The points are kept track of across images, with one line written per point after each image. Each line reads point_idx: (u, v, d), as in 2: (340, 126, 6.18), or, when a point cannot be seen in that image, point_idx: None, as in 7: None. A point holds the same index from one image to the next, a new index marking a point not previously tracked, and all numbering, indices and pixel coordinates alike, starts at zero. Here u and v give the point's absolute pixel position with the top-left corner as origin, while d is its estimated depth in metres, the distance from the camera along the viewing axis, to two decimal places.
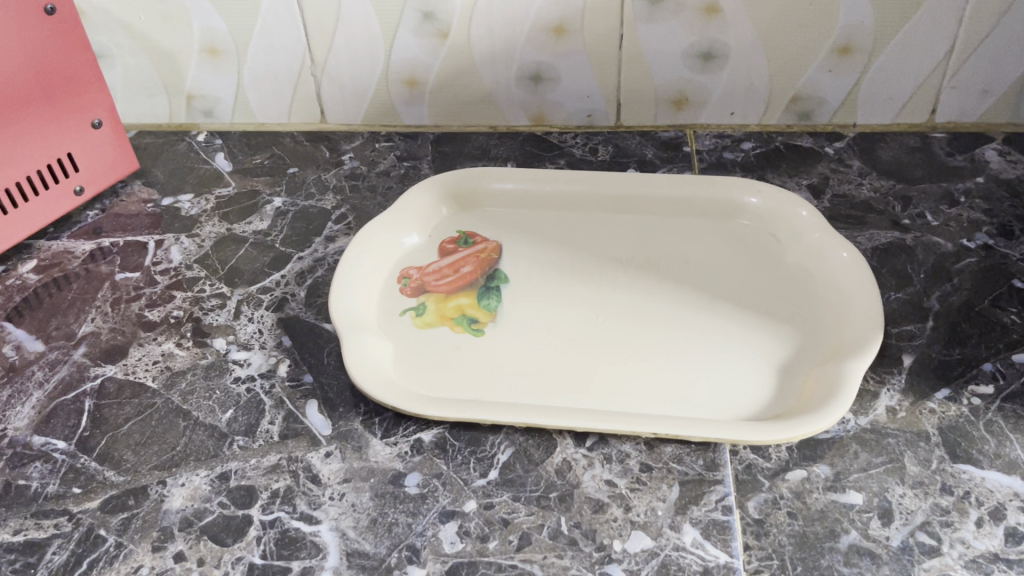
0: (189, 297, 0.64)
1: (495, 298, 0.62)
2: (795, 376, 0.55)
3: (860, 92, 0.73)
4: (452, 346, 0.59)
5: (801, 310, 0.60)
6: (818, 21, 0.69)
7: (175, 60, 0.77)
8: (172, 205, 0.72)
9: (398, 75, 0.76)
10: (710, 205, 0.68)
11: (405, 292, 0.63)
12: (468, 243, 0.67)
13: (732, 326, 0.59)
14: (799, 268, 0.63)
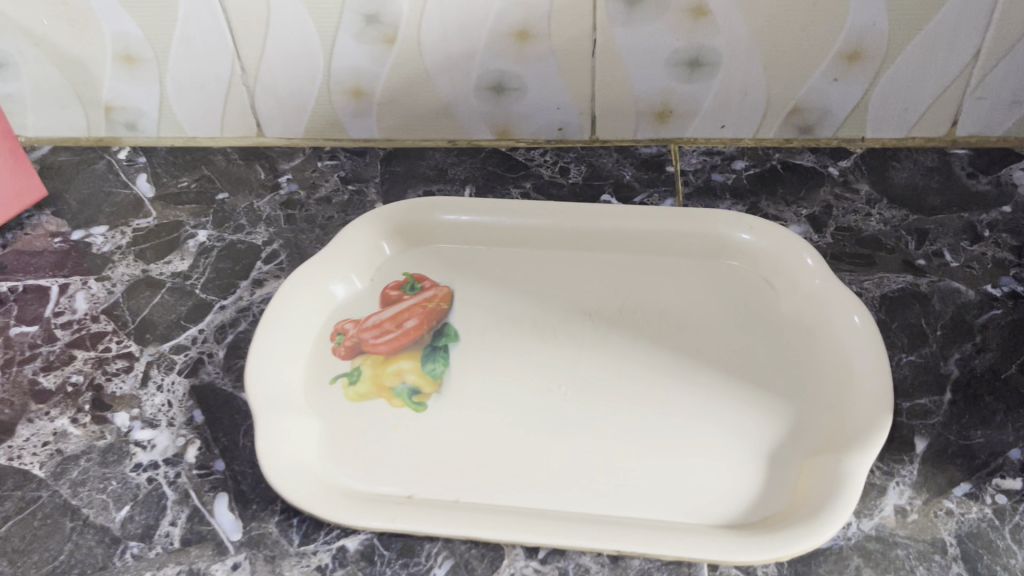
0: (91, 359, 0.55)
1: (442, 361, 0.54)
2: (789, 468, 0.47)
3: (871, 103, 0.63)
4: (389, 425, 0.51)
5: (799, 381, 0.51)
6: (824, 24, 0.59)
7: (87, 68, 0.67)
8: (82, 240, 0.63)
9: (341, 85, 0.66)
10: (697, 243, 0.59)
11: (339, 354, 0.54)
12: (415, 290, 0.58)
13: (717, 402, 0.51)
14: (798, 327, 0.54)
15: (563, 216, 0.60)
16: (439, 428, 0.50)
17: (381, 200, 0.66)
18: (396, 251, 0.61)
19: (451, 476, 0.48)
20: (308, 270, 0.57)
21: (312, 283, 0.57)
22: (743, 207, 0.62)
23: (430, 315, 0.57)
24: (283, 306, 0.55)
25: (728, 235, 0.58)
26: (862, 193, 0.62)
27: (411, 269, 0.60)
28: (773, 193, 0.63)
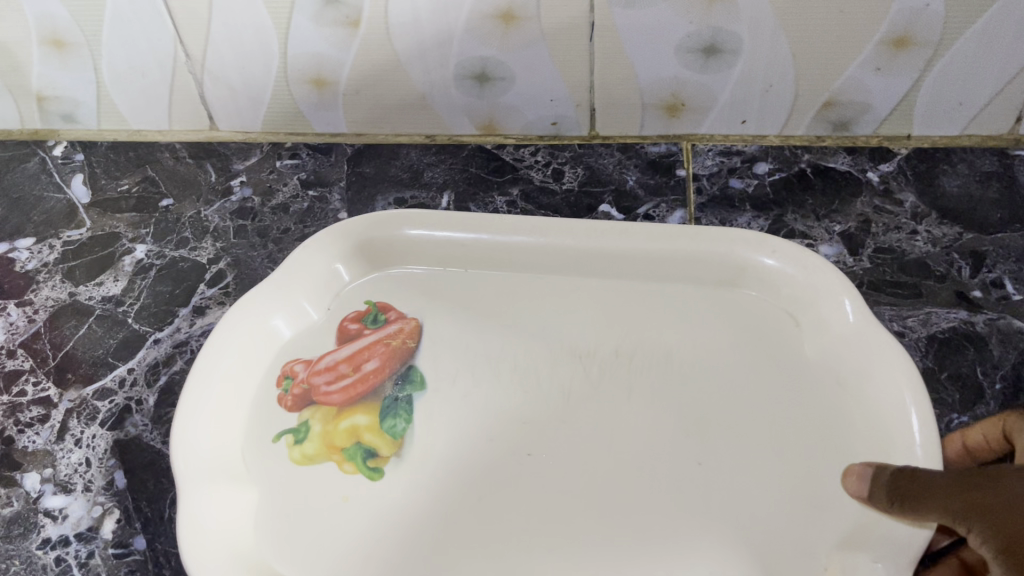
0: (3, 405, 0.48)
1: (404, 416, 0.46)
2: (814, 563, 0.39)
3: (919, 97, 0.54)
4: (338, 497, 0.43)
5: (827, 446, 0.43)
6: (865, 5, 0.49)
7: (11, 52, 0.58)
8: (5, 254, 0.56)
9: (300, 74, 0.57)
10: (711, 272, 0.50)
11: (285, 404, 0.47)
12: (377, 322, 0.50)
13: (729, 473, 0.43)
14: (825, 372, 0.45)
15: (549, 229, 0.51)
16: (398, 501, 0.43)
17: (346, 209, 0.58)
18: (361, 271, 0.53)
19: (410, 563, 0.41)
20: (255, 300, 0.49)
21: (262, 317, 0.49)
22: (765, 222, 0.54)
23: (393, 355, 0.49)
24: (222, 347, 0.47)
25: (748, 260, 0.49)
26: (908, 206, 0.54)
27: (375, 298, 0.51)
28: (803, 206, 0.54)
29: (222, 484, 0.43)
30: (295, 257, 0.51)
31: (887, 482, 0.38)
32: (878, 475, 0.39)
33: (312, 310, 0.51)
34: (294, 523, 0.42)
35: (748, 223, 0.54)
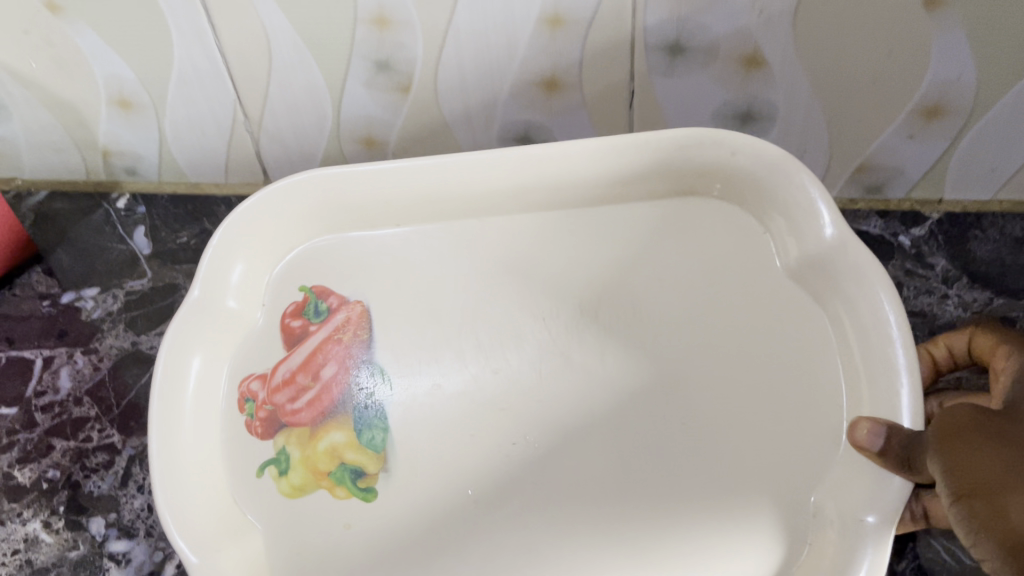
0: (70, 450, 0.51)
1: (381, 428, 0.49)
2: (802, 516, 0.43)
3: (949, 163, 0.55)
4: (343, 526, 0.46)
5: (802, 388, 0.46)
6: (898, 78, 0.51)
7: (79, 111, 0.60)
8: (72, 303, 0.59)
9: (352, 134, 0.60)
10: (669, 178, 0.51)
11: (256, 433, 0.48)
12: (320, 306, 0.51)
13: (714, 431, 0.46)
14: (797, 299, 0.48)
15: (509, 168, 0.49)
16: (419, 507, 0.46)
17: None
18: (309, 240, 0.53)
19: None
20: (178, 342, 0.48)
21: (189, 352, 0.48)
22: None
23: (347, 352, 0.50)
24: (164, 397, 0.46)
25: (711, 176, 0.50)
26: (938, 270, 0.58)
27: (310, 283, 0.52)
28: None
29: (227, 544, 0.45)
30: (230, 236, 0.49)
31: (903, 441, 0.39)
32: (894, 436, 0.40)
33: (253, 294, 0.51)
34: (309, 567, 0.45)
35: None
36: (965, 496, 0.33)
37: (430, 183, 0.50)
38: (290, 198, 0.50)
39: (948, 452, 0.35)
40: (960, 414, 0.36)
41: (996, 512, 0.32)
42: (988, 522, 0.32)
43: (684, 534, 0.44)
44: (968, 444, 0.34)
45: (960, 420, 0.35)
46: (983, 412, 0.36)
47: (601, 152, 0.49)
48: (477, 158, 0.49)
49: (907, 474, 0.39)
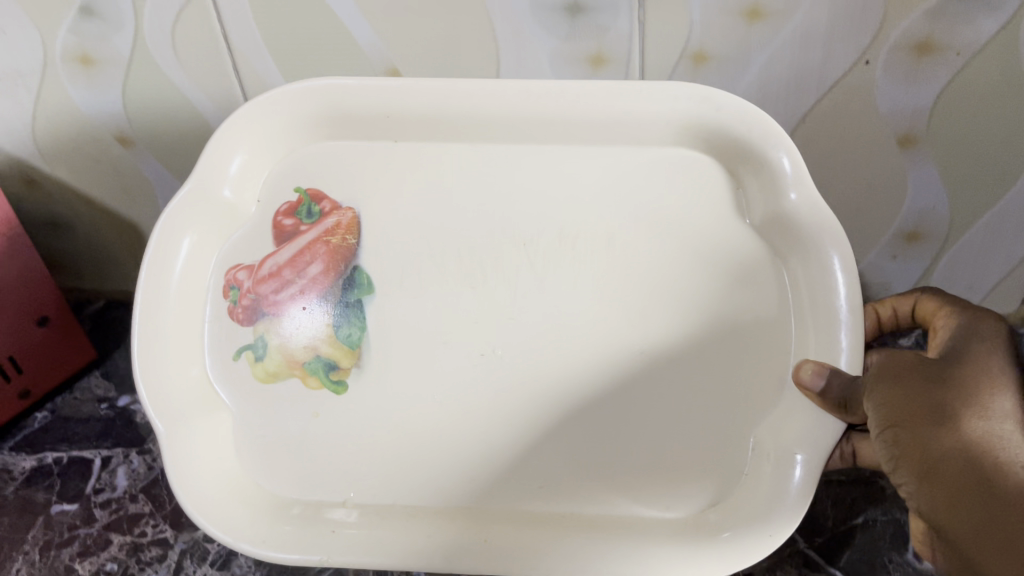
0: (127, 544, 0.55)
1: (358, 326, 0.50)
2: (744, 449, 0.46)
3: (932, 280, 0.66)
4: (312, 415, 0.49)
5: (755, 337, 0.47)
6: (881, 207, 0.62)
7: (141, 232, 0.71)
8: (128, 406, 0.65)
9: None
10: (651, 133, 0.50)
11: (236, 319, 0.50)
12: (313, 213, 0.51)
13: (666, 385, 0.47)
14: (760, 251, 0.48)
15: (485, 109, 0.50)
16: (396, 461, 0.48)
17: None
18: (302, 147, 0.53)
19: (420, 540, 0.46)
20: (168, 228, 0.49)
21: (183, 233, 0.50)
22: None
23: (339, 249, 0.51)
24: (158, 273, 0.49)
25: (689, 131, 0.49)
26: None
27: (305, 184, 0.52)
28: None
29: (192, 415, 0.49)
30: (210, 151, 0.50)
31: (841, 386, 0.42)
32: (832, 380, 0.43)
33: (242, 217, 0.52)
34: (276, 455, 0.49)
35: None
36: (893, 427, 0.38)
37: (415, 107, 0.50)
38: (280, 103, 0.51)
39: (881, 390, 0.39)
40: (903, 359, 0.39)
41: (916, 441, 0.36)
42: (903, 447, 0.37)
43: (641, 479, 0.46)
44: (901, 381, 0.38)
45: (902, 360, 0.39)
46: (918, 358, 0.39)
47: (592, 91, 0.49)
48: (466, 89, 0.49)
49: (840, 416, 0.43)
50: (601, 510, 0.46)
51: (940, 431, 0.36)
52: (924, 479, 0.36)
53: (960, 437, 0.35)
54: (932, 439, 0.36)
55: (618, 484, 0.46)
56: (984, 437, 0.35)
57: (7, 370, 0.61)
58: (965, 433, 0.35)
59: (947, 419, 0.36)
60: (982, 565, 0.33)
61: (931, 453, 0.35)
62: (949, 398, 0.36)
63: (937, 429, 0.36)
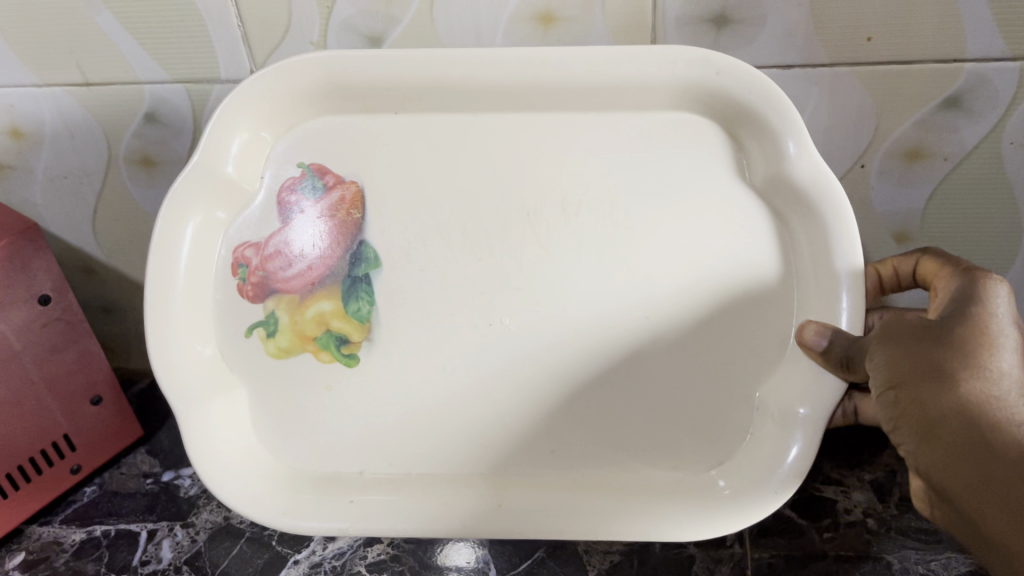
0: None
1: (365, 298, 0.57)
2: (749, 405, 0.53)
3: None
4: (324, 388, 0.57)
5: (758, 299, 0.53)
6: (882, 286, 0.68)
7: None
8: (172, 481, 0.69)
9: None
10: (653, 98, 0.54)
11: (246, 296, 0.57)
12: (318, 187, 0.57)
13: (675, 354, 0.54)
14: (761, 212, 0.54)
15: (483, 99, 0.55)
16: (422, 437, 0.55)
17: None
18: (310, 116, 0.57)
19: (439, 506, 0.53)
20: (179, 199, 0.54)
21: (187, 216, 0.55)
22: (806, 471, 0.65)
23: (344, 228, 0.57)
24: (168, 261, 0.55)
25: (688, 96, 0.53)
26: None
27: (308, 161, 0.57)
28: (834, 458, 0.66)
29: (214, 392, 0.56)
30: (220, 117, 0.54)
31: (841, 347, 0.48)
32: (834, 340, 0.49)
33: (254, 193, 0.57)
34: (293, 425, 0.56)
35: None
36: (894, 388, 0.42)
37: (416, 83, 0.54)
38: (290, 79, 0.54)
39: (885, 355, 0.43)
40: (905, 321, 0.43)
41: (915, 400, 0.40)
42: (903, 409, 0.41)
43: (653, 440, 0.54)
44: (905, 344, 0.42)
45: (904, 327, 0.43)
46: (920, 322, 0.42)
47: (590, 56, 0.52)
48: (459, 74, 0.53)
49: (845, 374, 0.48)
50: (622, 471, 0.54)
51: (938, 391, 0.39)
52: (923, 436, 0.40)
53: (957, 397, 0.39)
54: (927, 400, 0.40)
55: (630, 448, 0.54)
56: (978, 398, 0.38)
57: (63, 448, 0.65)
58: (961, 392, 0.39)
59: (945, 377, 0.39)
60: (978, 507, 0.37)
61: (928, 413, 0.39)
62: (946, 360, 0.40)
63: (933, 388, 0.40)
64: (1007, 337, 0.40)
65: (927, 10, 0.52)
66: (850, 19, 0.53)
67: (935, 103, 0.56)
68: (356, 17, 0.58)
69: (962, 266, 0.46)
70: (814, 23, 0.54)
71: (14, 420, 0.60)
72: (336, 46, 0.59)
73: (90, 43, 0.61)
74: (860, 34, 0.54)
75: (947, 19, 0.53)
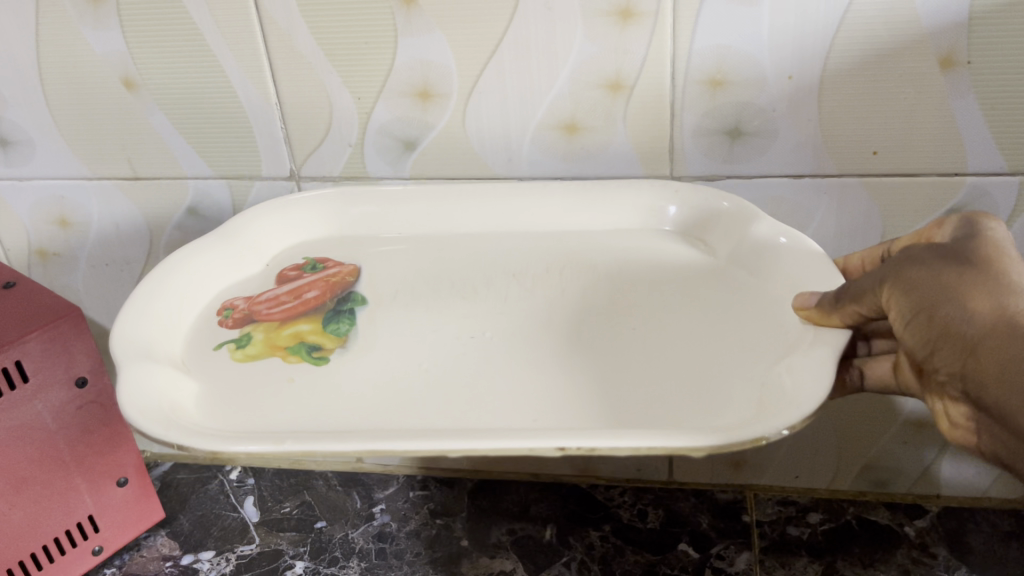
0: None
1: (348, 322, 0.53)
2: (755, 383, 0.44)
3: (940, 471, 0.71)
4: (286, 380, 0.48)
5: (744, 321, 0.49)
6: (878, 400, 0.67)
7: None
8: (191, 564, 0.69)
9: None
10: (626, 219, 0.58)
11: (226, 326, 0.53)
12: (316, 268, 0.58)
13: (654, 338, 0.48)
14: (732, 275, 0.53)
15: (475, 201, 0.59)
16: None
17: (467, 536, 0.70)
18: (317, 232, 0.61)
19: None
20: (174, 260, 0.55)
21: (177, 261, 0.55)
22: (821, 566, 0.66)
23: (337, 283, 0.56)
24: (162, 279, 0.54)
25: (655, 215, 0.58)
26: (940, 557, 0.66)
27: (313, 256, 0.59)
28: (850, 556, 0.66)
29: None
30: (241, 216, 0.59)
31: (835, 297, 0.43)
32: (828, 297, 0.44)
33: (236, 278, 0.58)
34: (235, 411, 0.46)
35: (805, 566, 0.66)
36: (927, 311, 0.39)
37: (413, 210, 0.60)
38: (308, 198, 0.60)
39: (902, 280, 0.40)
40: (917, 253, 0.41)
41: (955, 321, 0.38)
42: (938, 331, 0.39)
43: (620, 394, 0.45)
44: (927, 267, 0.40)
45: (914, 251, 0.41)
46: (931, 250, 0.41)
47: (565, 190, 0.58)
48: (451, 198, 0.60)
49: (840, 317, 0.43)
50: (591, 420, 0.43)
51: (978, 308, 0.38)
52: (967, 357, 0.38)
53: (1000, 311, 0.37)
54: (964, 315, 0.38)
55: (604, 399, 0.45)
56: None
57: (86, 530, 0.67)
58: (1003, 305, 0.37)
59: (982, 295, 0.38)
60: None
61: (971, 329, 0.38)
62: (970, 275, 0.39)
63: (967, 302, 0.38)
64: (1014, 252, 0.40)
65: (930, 127, 0.56)
66: (856, 133, 0.57)
67: (939, 212, 0.59)
68: (393, 124, 0.61)
69: (954, 215, 0.45)
70: (822, 138, 0.58)
71: (41, 499, 0.62)
72: (374, 153, 0.63)
73: (142, 143, 0.65)
74: (866, 148, 0.58)
75: (948, 136, 0.56)
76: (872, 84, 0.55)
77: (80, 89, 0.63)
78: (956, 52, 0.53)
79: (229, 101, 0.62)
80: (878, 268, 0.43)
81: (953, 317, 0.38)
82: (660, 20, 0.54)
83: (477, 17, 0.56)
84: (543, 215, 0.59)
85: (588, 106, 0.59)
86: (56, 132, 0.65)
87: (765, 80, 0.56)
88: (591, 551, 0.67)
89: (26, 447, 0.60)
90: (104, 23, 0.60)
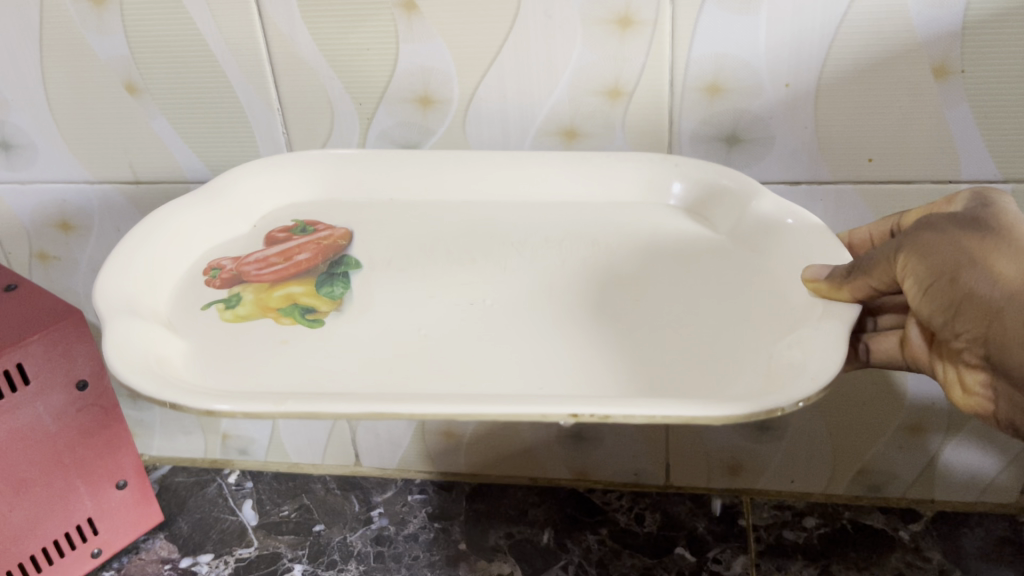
0: None
1: (343, 286, 0.51)
2: (762, 356, 0.43)
3: (933, 476, 0.71)
4: (278, 342, 0.47)
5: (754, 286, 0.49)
6: (884, 399, 0.67)
7: None
8: (190, 567, 0.70)
9: (434, 426, 0.76)
10: (626, 192, 0.57)
11: (215, 286, 0.52)
12: (306, 231, 0.56)
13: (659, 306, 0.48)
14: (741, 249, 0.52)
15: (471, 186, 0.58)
16: None
17: (464, 539, 0.70)
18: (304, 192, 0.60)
19: None
20: (163, 212, 0.54)
21: (166, 219, 0.54)
22: (817, 571, 0.66)
23: (326, 247, 0.54)
24: (157, 243, 0.52)
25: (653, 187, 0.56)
26: (934, 561, 0.67)
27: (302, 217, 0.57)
28: (845, 560, 0.67)
29: None
30: (231, 172, 0.58)
31: (843, 272, 0.44)
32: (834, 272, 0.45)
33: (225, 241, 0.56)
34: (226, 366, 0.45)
35: (801, 570, 0.66)
36: (948, 278, 0.39)
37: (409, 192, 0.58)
38: (298, 160, 0.59)
39: (918, 249, 0.41)
40: (928, 225, 0.42)
41: (979, 286, 0.38)
42: (961, 295, 0.39)
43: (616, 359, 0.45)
44: (943, 237, 0.40)
45: (932, 219, 0.42)
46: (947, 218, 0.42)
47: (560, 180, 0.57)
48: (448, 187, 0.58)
49: (850, 290, 0.43)
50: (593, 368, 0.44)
51: (1001, 273, 0.38)
52: (990, 323, 0.38)
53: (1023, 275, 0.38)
54: (987, 280, 0.38)
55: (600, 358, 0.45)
56: None
57: (86, 532, 0.68)
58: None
59: (1002, 262, 0.39)
60: None
61: (994, 293, 0.38)
62: (989, 244, 0.40)
63: (990, 268, 0.39)
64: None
65: (925, 135, 0.57)
66: (852, 142, 0.58)
67: None
68: (394, 128, 0.62)
69: (964, 192, 0.46)
70: (818, 144, 0.58)
71: (41, 500, 0.63)
72: None
73: (144, 147, 0.66)
74: (862, 155, 0.58)
75: (942, 144, 0.57)
76: (868, 92, 0.56)
77: (84, 95, 0.64)
78: (950, 62, 0.54)
79: (231, 105, 0.63)
80: (893, 239, 0.43)
81: (977, 282, 0.39)
82: (658, 28, 0.55)
83: (479, 24, 0.57)
84: (541, 174, 0.57)
85: (588, 113, 0.59)
86: (59, 136, 0.66)
87: (761, 88, 0.56)
88: (588, 555, 0.68)
89: (26, 449, 0.60)
90: (108, 28, 0.60)
